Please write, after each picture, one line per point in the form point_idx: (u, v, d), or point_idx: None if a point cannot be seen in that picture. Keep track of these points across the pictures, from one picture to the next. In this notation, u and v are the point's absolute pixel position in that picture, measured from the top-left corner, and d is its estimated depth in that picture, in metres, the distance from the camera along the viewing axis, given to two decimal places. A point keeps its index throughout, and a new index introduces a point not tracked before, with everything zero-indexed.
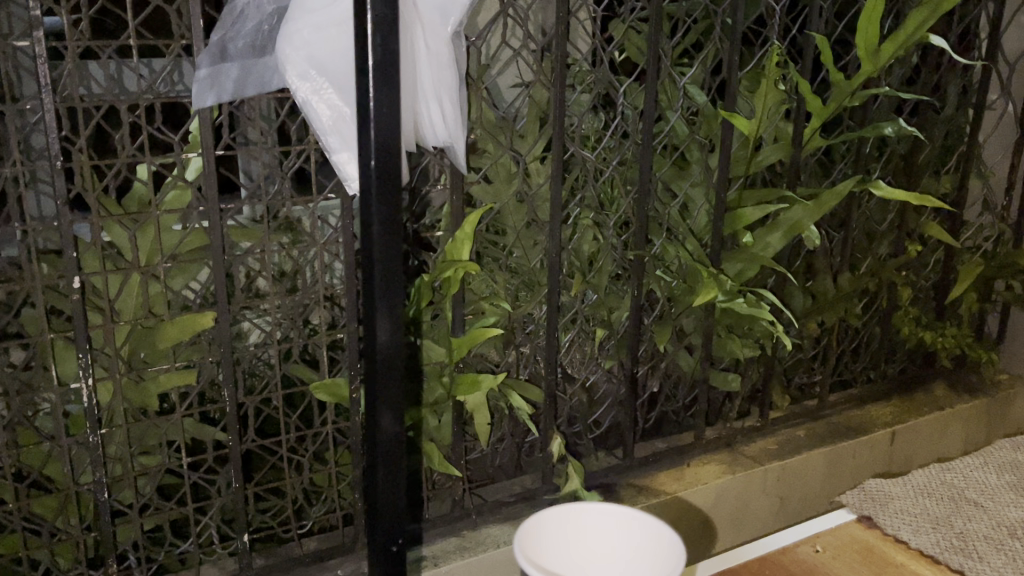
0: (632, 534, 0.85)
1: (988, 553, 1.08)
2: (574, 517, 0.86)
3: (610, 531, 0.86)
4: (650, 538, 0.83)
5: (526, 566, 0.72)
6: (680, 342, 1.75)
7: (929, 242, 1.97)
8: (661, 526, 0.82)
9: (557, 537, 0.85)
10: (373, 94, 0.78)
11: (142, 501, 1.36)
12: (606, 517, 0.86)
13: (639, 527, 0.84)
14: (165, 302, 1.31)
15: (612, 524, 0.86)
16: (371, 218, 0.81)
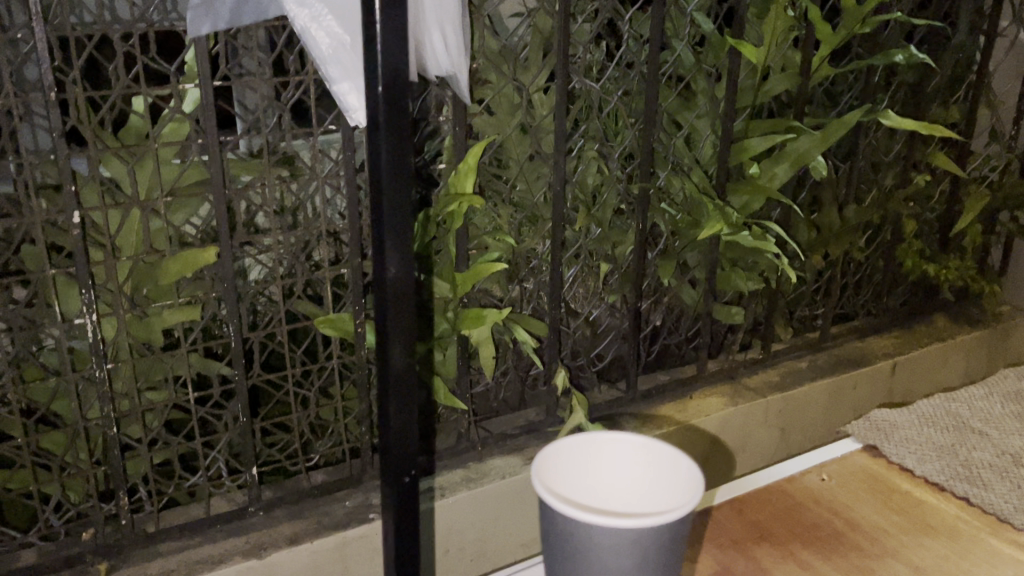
0: (651, 461, 0.76)
1: (993, 480, 1.09)
2: (584, 446, 0.78)
3: (623, 459, 0.78)
4: (666, 467, 0.75)
5: (541, 493, 0.68)
6: (683, 276, 1.75)
7: (936, 173, 1.95)
8: (679, 453, 0.74)
9: (567, 469, 0.76)
10: (381, 19, 0.75)
11: (150, 436, 1.37)
12: (618, 445, 0.78)
13: (653, 454, 0.76)
14: (167, 237, 1.30)
15: (625, 451, 0.78)
16: (380, 149, 0.79)
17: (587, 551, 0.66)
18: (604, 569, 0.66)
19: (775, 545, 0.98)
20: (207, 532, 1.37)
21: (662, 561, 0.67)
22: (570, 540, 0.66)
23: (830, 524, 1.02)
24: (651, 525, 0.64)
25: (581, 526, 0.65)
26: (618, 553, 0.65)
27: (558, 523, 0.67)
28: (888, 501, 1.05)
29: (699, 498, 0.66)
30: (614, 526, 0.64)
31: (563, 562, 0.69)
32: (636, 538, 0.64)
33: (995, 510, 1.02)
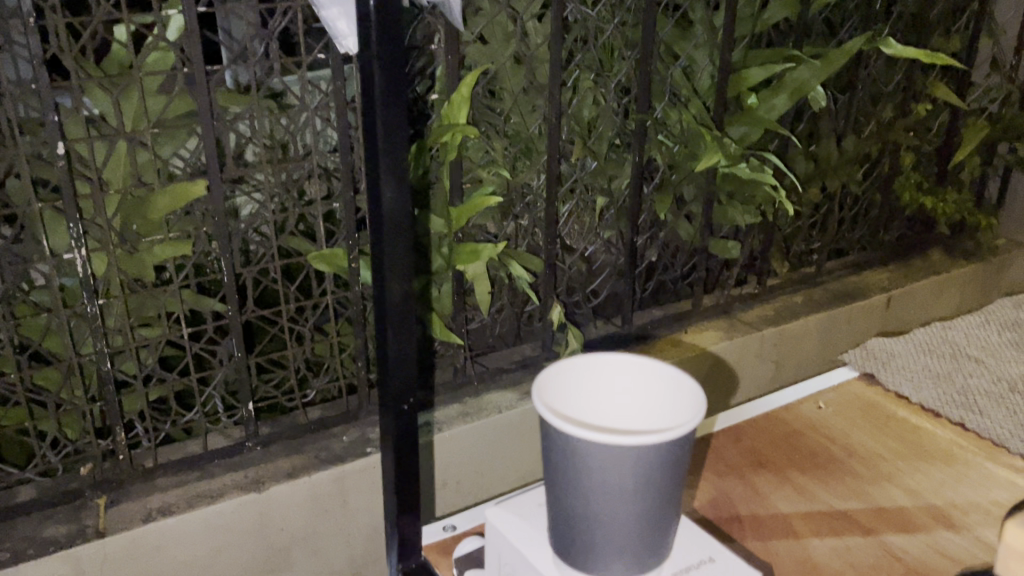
0: (656, 381, 0.73)
1: (988, 406, 1.09)
2: (585, 369, 0.74)
3: (625, 383, 0.74)
4: (670, 389, 0.72)
5: (541, 413, 0.64)
6: (680, 211, 1.73)
7: (935, 105, 1.93)
8: (681, 374, 0.71)
9: (567, 392, 0.73)
10: None
11: (144, 372, 1.37)
12: (620, 367, 0.74)
13: (656, 376, 0.73)
14: (155, 171, 1.27)
15: (627, 375, 0.74)
16: (372, 71, 0.77)
17: (588, 472, 0.62)
18: (606, 491, 0.63)
19: (773, 472, 0.99)
20: (205, 466, 1.38)
21: (666, 482, 0.63)
22: (571, 461, 0.63)
23: (827, 451, 1.02)
24: (655, 443, 0.60)
25: (581, 445, 0.61)
26: (620, 473, 0.62)
27: (558, 443, 0.63)
28: (884, 428, 1.06)
29: (704, 416, 0.62)
30: (615, 444, 0.60)
31: (564, 485, 0.65)
32: (639, 457, 0.61)
33: (992, 435, 1.03)
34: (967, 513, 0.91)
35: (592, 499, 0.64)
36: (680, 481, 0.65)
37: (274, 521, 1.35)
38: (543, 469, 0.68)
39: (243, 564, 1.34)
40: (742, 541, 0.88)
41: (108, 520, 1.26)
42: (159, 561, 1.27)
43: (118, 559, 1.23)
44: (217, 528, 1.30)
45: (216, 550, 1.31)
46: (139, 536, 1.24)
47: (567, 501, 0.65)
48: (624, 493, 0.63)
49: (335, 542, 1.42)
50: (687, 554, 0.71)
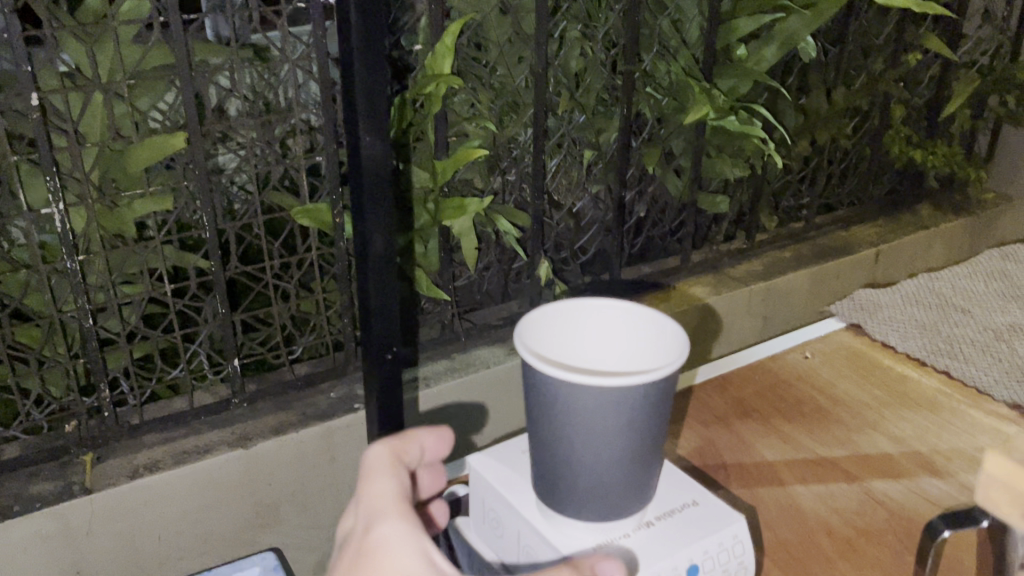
0: (638, 325, 0.73)
1: (974, 355, 1.09)
2: (569, 313, 0.73)
3: (610, 326, 0.74)
4: (652, 332, 0.71)
5: (523, 356, 0.64)
6: (669, 166, 1.71)
7: (927, 57, 1.92)
8: (663, 317, 0.71)
9: (551, 335, 0.72)
10: None
11: (128, 329, 1.35)
12: (602, 313, 0.74)
13: (640, 319, 0.72)
14: (132, 123, 1.25)
15: (612, 318, 0.74)
16: (349, 12, 0.75)
17: (571, 415, 0.62)
18: (589, 433, 0.62)
19: (760, 420, 0.99)
20: (192, 423, 1.38)
21: (649, 424, 0.63)
22: (553, 403, 0.62)
23: (813, 399, 1.02)
24: (638, 384, 0.60)
25: (563, 387, 0.61)
26: (602, 415, 0.61)
27: (540, 385, 0.62)
28: (870, 377, 1.06)
29: (688, 358, 0.62)
30: (597, 385, 0.60)
31: (547, 429, 0.64)
32: (621, 398, 0.60)
33: (975, 383, 1.03)
34: (950, 460, 0.91)
35: (575, 443, 0.63)
36: (664, 424, 0.64)
37: (262, 477, 1.35)
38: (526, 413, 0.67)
39: (232, 519, 1.34)
40: (727, 488, 0.88)
41: (94, 477, 1.26)
42: (147, 518, 1.27)
43: (105, 515, 1.23)
44: (204, 484, 1.30)
45: (204, 506, 1.31)
46: (126, 492, 1.24)
47: (551, 445, 0.65)
48: (607, 435, 0.62)
49: (324, 498, 1.42)
50: (671, 497, 0.71)
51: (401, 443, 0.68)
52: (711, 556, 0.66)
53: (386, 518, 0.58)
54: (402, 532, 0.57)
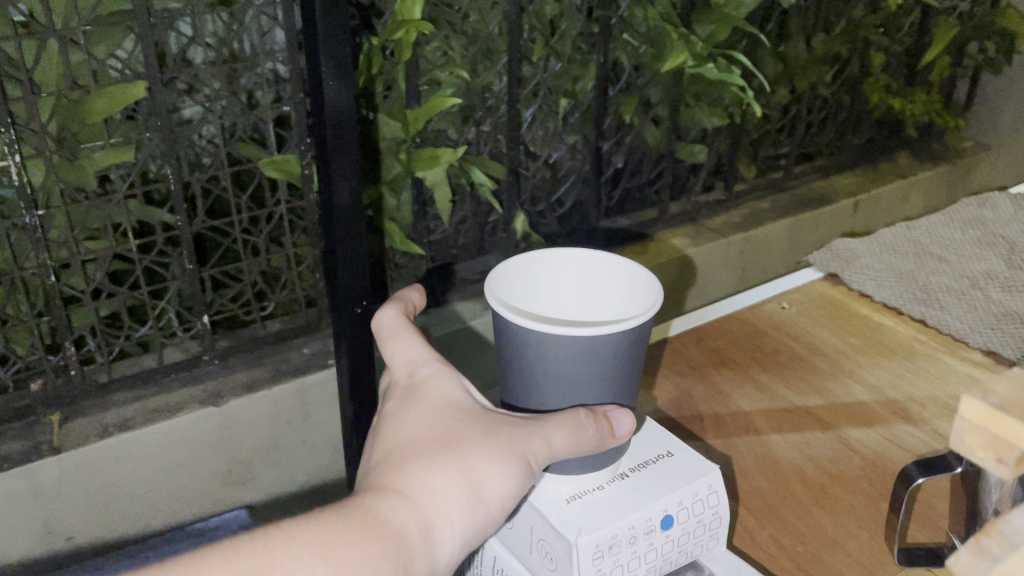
0: (612, 274, 0.71)
1: (949, 302, 1.07)
2: (539, 263, 0.72)
3: (581, 276, 0.72)
4: (623, 282, 0.70)
5: (493, 307, 0.64)
6: (646, 115, 1.69)
7: (907, 3, 1.90)
8: (637, 266, 0.69)
9: (520, 286, 0.70)
10: None
11: (93, 286, 1.32)
12: (575, 261, 0.72)
13: (609, 268, 0.71)
14: (90, 72, 1.20)
15: (582, 268, 0.72)
16: None
17: (543, 364, 0.63)
18: (559, 381, 0.64)
19: (736, 370, 0.98)
20: (162, 380, 1.37)
21: (619, 371, 0.64)
22: (524, 353, 0.63)
23: (788, 348, 1.02)
24: (609, 334, 0.60)
25: (534, 336, 0.61)
26: (573, 364, 0.62)
27: (510, 335, 0.63)
28: (846, 325, 1.06)
29: (658, 307, 0.62)
30: (567, 336, 0.60)
31: (520, 377, 0.66)
32: (591, 347, 0.61)
33: (951, 330, 1.02)
34: (924, 407, 0.91)
35: (546, 390, 0.65)
36: (634, 370, 0.66)
37: (235, 433, 1.34)
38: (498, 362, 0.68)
39: (206, 477, 1.33)
40: (702, 438, 0.88)
41: (63, 436, 1.24)
42: (119, 476, 1.25)
43: (76, 475, 1.22)
44: (177, 442, 1.28)
45: (177, 463, 1.30)
46: (96, 450, 1.22)
47: (523, 393, 0.66)
48: (578, 383, 0.64)
49: (299, 454, 1.41)
50: (646, 448, 0.70)
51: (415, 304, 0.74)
52: (686, 507, 0.65)
53: (428, 366, 0.67)
54: (444, 376, 0.66)
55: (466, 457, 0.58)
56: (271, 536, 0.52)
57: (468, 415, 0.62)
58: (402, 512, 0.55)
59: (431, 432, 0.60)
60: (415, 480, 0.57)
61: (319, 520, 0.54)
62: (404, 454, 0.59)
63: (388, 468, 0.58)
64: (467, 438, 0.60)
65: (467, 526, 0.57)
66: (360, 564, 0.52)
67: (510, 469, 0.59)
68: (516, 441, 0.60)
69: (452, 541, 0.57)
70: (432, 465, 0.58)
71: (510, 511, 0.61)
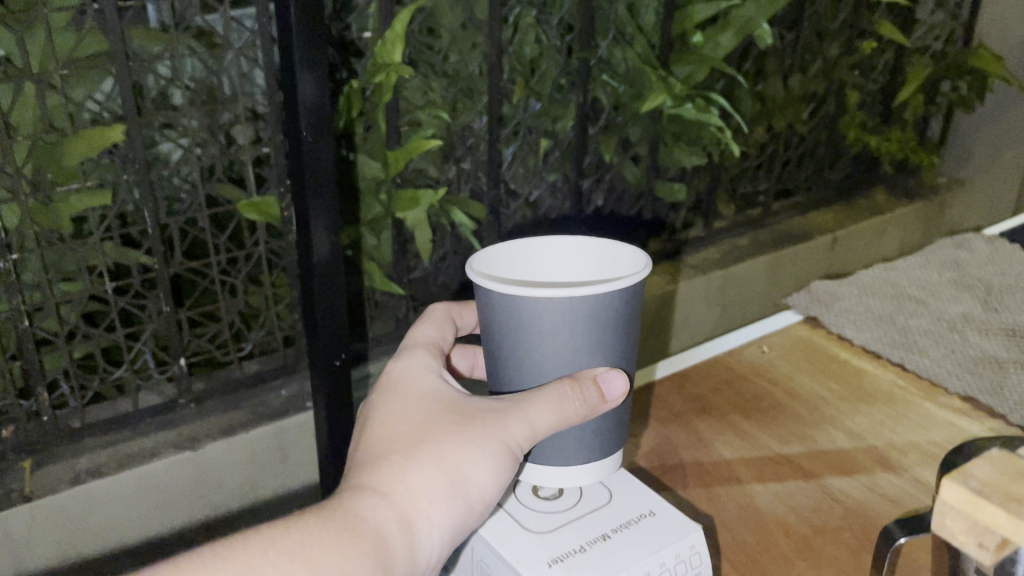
0: (593, 256, 0.69)
1: (928, 346, 1.08)
2: (528, 247, 0.69)
3: (567, 261, 0.69)
4: (610, 256, 0.68)
5: (480, 283, 0.61)
6: (626, 153, 1.70)
7: (881, 44, 1.93)
8: (618, 244, 0.67)
9: (512, 270, 0.68)
10: None
11: (67, 328, 1.30)
12: (553, 250, 0.69)
13: (588, 250, 0.69)
14: (66, 116, 1.18)
15: (565, 253, 0.69)
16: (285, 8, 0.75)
17: (542, 335, 0.60)
18: (557, 353, 0.61)
19: (717, 417, 0.98)
20: (137, 426, 1.36)
21: (616, 342, 0.62)
22: (517, 328, 0.60)
23: (769, 394, 1.02)
24: (610, 294, 0.58)
25: (532, 306, 0.58)
26: (573, 332, 0.60)
27: (498, 310, 0.60)
28: (826, 370, 1.06)
29: (651, 268, 0.61)
30: (570, 299, 0.58)
31: (512, 355, 0.62)
32: (591, 312, 0.59)
33: (930, 376, 1.03)
34: (906, 454, 0.91)
35: (542, 366, 0.62)
36: (632, 343, 0.64)
37: (210, 479, 1.33)
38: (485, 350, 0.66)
39: (181, 522, 1.32)
40: (683, 490, 0.87)
41: (33, 485, 1.22)
42: (91, 523, 1.24)
43: (46, 524, 1.20)
44: (151, 488, 1.27)
45: (152, 508, 1.29)
46: (67, 498, 1.21)
47: (514, 371, 0.63)
48: (577, 354, 0.61)
49: (277, 500, 1.39)
50: (627, 508, 0.69)
51: (459, 305, 0.77)
52: (667, 569, 0.64)
53: (411, 356, 0.67)
54: (426, 367, 0.66)
55: (443, 450, 0.59)
56: (248, 539, 0.52)
57: (447, 403, 0.62)
58: (380, 511, 0.56)
59: (408, 426, 0.60)
60: (392, 478, 0.57)
61: (298, 521, 0.54)
62: (381, 449, 0.59)
63: (365, 465, 0.59)
64: (443, 429, 0.60)
65: (448, 516, 0.58)
66: (336, 567, 0.52)
67: (488, 457, 0.59)
68: (495, 428, 0.59)
69: (431, 537, 0.58)
70: (410, 462, 0.58)
71: (492, 500, 0.61)
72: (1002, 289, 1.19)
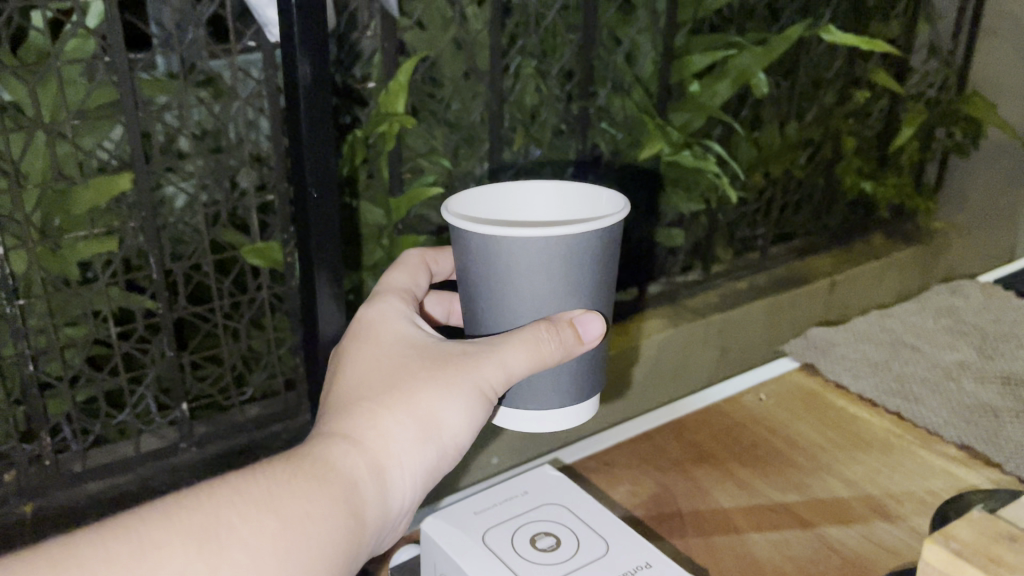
0: (567, 197, 0.75)
1: (923, 393, 1.09)
2: (504, 190, 0.75)
3: (542, 201, 0.75)
4: (584, 197, 0.74)
5: (458, 226, 0.66)
6: (625, 199, 1.72)
7: (877, 91, 1.96)
8: (590, 188, 0.73)
9: (487, 211, 0.74)
10: None
11: (71, 372, 1.31)
12: (530, 192, 0.75)
13: (562, 193, 0.75)
14: (76, 163, 1.21)
15: (540, 195, 0.75)
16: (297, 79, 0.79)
17: (519, 275, 0.65)
18: (534, 293, 0.66)
19: (714, 465, 0.99)
20: (138, 471, 1.39)
21: (590, 285, 0.68)
22: (496, 270, 0.66)
23: (767, 443, 1.02)
24: (584, 234, 0.64)
25: (509, 246, 0.64)
26: (548, 273, 0.65)
27: (478, 252, 0.66)
28: (823, 418, 1.07)
29: (626, 212, 0.67)
30: (547, 238, 0.63)
31: (490, 293, 0.68)
32: (567, 253, 0.64)
33: (926, 424, 1.03)
34: (902, 503, 0.92)
35: (519, 303, 0.67)
36: (605, 286, 0.69)
37: None
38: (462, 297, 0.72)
39: None
40: (681, 539, 0.88)
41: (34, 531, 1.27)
42: None
43: None
44: None
45: None
46: None
47: (491, 307, 0.69)
48: (552, 292, 0.66)
49: None
50: (623, 560, 0.71)
51: (433, 252, 0.86)
52: None
53: (383, 306, 0.73)
54: (398, 316, 0.72)
55: (414, 396, 0.65)
56: (218, 489, 0.57)
57: (418, 349, 0.68)
58: (352, 458, 0.62)
59: (380, 372, 0.66)
60: (363, 425, 0.63)
61: (273, 466, 0.60)
62: (353, 395, 0.65)
63: (338, 413, 0.64)
64: (414, 376, 0.66)
65: (417, 457, 0.65)
66: (309, 511, 0.58)
67: (456, 403, 0.65)
68: (463, 375, 0.66)
69: (403, 478, 0.64)
70: (381, 408, 0.64)
71: (461, 441, 0.68)
72: (997, 336, 1.20)
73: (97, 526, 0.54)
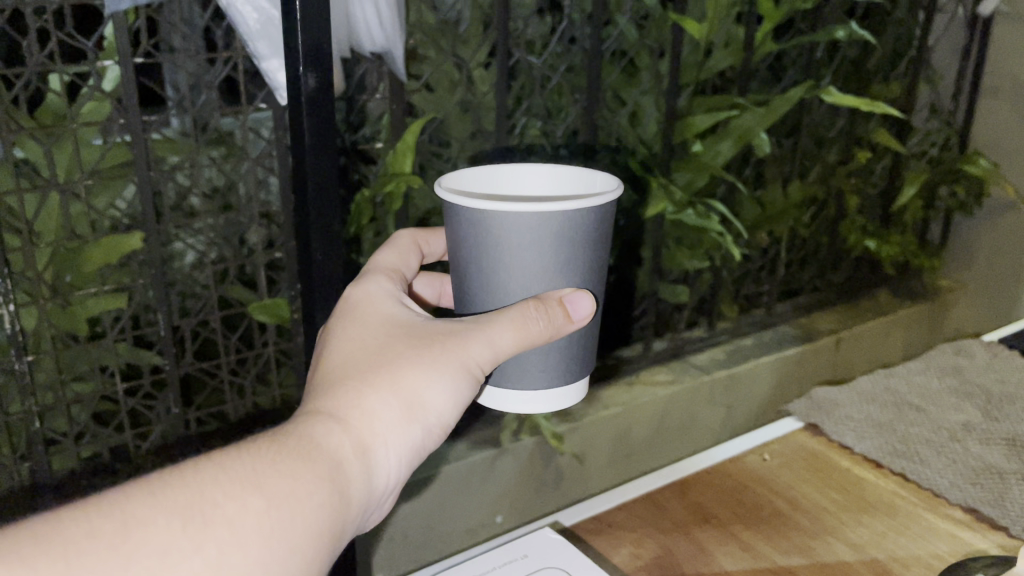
0: (561, 178, 0.74)
1: (930, 456, 1.08)
2: (498, 171, 0.74)
3: (536, 182, 0.75)
4: (577, 179, 0.73)
5: (450, 201, 0.65)
6: (629, 255, 1.74)
7: (878, 150, 1.99)
8: (583, 169, 0.73)
9: (478, 185, 0.73)
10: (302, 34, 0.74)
11: (76, 428, 1.33)
12: (525, 174, 0.75)
13: (558, 175, 0.74)
14: (88, 223, 1.24)
15: (534, 177, 0.75)
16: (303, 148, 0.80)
17: (508, 251, 0.64)
18: (523, 270, 0.65)
19: (718, 527, 0.98)
20: None
21: (581, 264, 0.66)
22: (485, 246, 0.65)
23: (771, 503, 1.02)
24: (575, 210, 0.63)
25: (499, 220, 0.63)
26: (538, 250, 0.64)
27: (469, 228, 0.65)
28: (826, 480, 1.06)
29: (618, 192, 0.66)
30: (536, 212, 0.62)
31: (480, 268, 0.67)
32: (557, 229, 0.63)
33: (931, 486, 1.02)
34: (907, 567, 0.91)
35: (508, 279, 0.66)
36: (596, 269, 0.68)
37: None
38: (451, 277, 0.71)
39: None
40: None
41: None
42: None
43: None
44: None
45: None
46: None
47: (481, 282, 0.68)
48: (542, 269, 0.65)
49: None
50: None
51: (425, 233, 0.84)
52: None
53: (366, 287, 0.70)
54: (382, 296, 0.69)
55: (402, 373, 0.62)
56: (199, 466, 0.52)
57: (404, 329, 0.65)
58: (337, 435, 0.58)
59: (366, 350, 0.63)
60: (348, 403, 0.60)
61: (251, 445, 0.55)
62: (338, 374, 0.62)
63: (322, 391, 0.61)
64: (401, 353, 0.63)
65: (404, 437, 0.61)
66: (296, 487, 0.53)
67: (445, 381, 0.63)
68: (450, 352, 0.63)
69: (388, 458, 0.61)
70: (366, 387, 0.61)
71: (446, 420, 0.65)
72: (1002, 397, 1.20)
73: (63, 508, 0.49)
